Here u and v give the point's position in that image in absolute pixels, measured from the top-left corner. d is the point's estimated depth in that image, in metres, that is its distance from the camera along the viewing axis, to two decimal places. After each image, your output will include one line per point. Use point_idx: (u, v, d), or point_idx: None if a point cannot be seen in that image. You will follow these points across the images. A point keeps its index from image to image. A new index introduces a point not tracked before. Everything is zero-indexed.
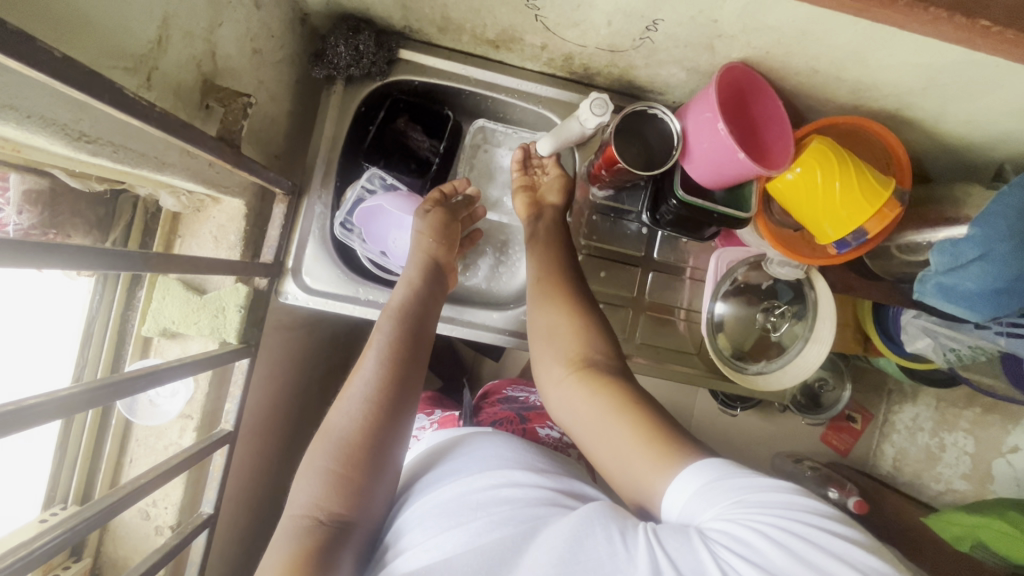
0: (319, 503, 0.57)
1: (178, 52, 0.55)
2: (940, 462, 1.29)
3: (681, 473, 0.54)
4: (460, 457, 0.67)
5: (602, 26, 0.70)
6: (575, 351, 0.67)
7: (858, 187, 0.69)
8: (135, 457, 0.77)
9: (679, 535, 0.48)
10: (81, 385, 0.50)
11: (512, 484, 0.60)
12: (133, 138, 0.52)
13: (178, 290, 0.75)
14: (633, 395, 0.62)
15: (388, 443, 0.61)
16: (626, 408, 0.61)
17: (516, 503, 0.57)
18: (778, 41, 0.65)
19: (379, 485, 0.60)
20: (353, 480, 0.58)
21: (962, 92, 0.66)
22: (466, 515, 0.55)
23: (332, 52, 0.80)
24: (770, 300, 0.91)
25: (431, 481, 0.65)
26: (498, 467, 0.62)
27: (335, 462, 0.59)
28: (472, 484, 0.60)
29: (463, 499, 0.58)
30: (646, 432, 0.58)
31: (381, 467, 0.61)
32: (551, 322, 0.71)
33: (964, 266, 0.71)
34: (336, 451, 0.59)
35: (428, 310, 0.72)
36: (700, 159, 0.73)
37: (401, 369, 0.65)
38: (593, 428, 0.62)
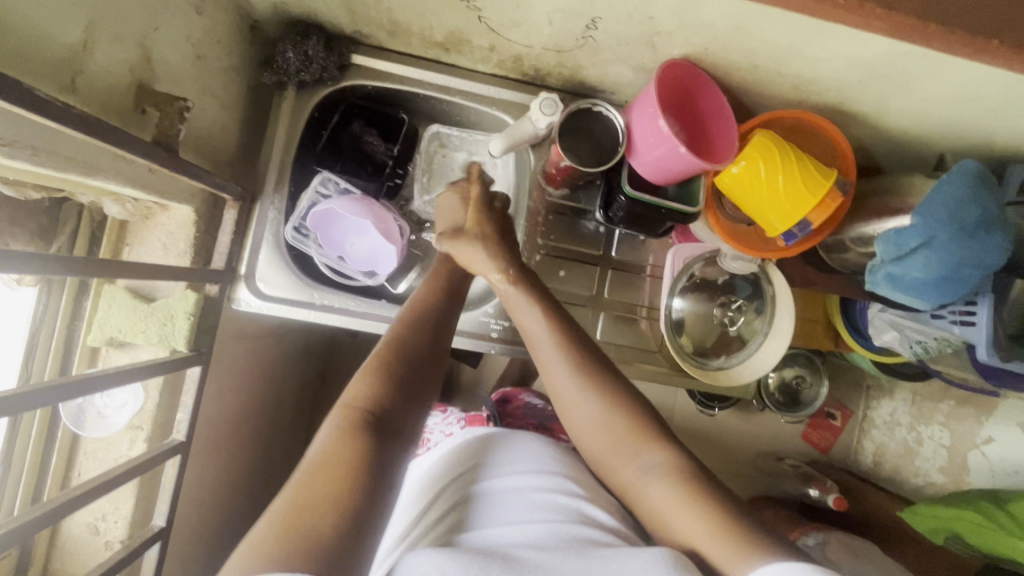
0: (370, 392, 0.61)
1: (106, 56, 0.55)
2: (917, 457, 1.29)
3: (765, 567, 0.51)
4: (514, 456, 0.72)
5: (543, 26, 0.70)
6: (614, 429, 0.66)
7: (800, 179, 0.70)
8: (83, 470, 0.75)
9: None
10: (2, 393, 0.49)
11: (565, 495, 0.65)
12: (58, 142, 0.52)
13: (125, 298, 0.74)
14: (698, 483, 0.60)
15: (431, 357, 0.67)
16: (694, 495, 0.59)
17: (572, 512, 0.62)
18: (715, 37, 0.66)
19: (423, 396, 0.65)
20: (399, 374, 0.63)
21: (896, 83, 0.67)
22: (527, 515, 0.60)
23: (281, 58, 0.80)
24: (727, 295, 0.93)
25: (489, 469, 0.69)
26: (554, 478, 0.67)
27: (390, 360, 0.64)
28: (538, 489, 0.65)
29: (524, 501, 0.62)
30: (715, 523, 0.56)
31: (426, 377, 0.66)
32: (572, 398, 0.68)
33: (910, 255, 0.72)
34: (388, 361, 0.64)
35: (466, 275, 0.78)
36: (646, 156, 0.73)
37: (442, 309, 0.72)
38: (661, 513, 0.61)
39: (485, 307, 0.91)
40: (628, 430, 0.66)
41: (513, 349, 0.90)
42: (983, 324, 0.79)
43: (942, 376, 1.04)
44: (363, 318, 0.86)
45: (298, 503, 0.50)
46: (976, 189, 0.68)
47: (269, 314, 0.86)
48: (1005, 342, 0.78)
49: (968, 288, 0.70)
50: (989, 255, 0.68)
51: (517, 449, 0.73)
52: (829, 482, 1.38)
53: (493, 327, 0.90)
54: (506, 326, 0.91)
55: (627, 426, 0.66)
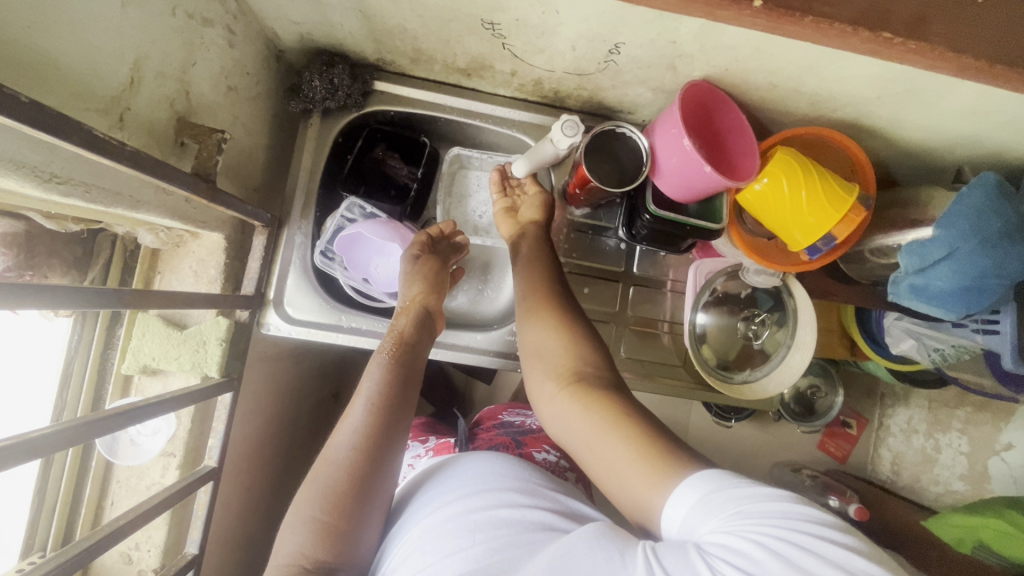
0: (307, 550, 0.57)
1: (150, 92, 0.56)
2: (938, 464, 1.28)
3: (680, 485, 0.53)
4: (453, 477, 0.67)
5: (566, 51, 0.72)
6: (567, 367, 0.68)
7: (823, 194, 0.71)
8: (116, 499, 0.76)
9: (677, 551, 0.48)
10: (61, 425, 0.49)
11: (508, 504, 0.60)
12: (105, 176, 0.53)
13: (159, 326, 0.75)
14: (626, 410, 0.62)
15: (369, 499, 0.60)
16: (621, 423, 0.61)
17: (513, 523, 0.57)
18: (736, 59, 0.67)
19: (364, 527, 0.60)
20: (340, 527, 0.58)
21: (916, 100, 0.69)
22: (465, 540, 0.55)
23: (307, 86, 0.82)
24: (750, 308, 0.93)
25: (419, 510, 0.64)
26: (494, 489, 0.62)
27: (319, 510, 0.58)
28: (476, 506, 0.60)
29: (460, 523, 0.58)
30: (640, 447, 0.58)
31: (368, 507, 0.60)
32: (538, 340, 0.72)
33: (934, 266, 0.73)
34: (323, 501, 0.59)
35: (409, 377, 0.69)
36: (669, 174, 0.74)
37: (383, 434, 0.63)
38: (587, 443, 0.62)
39: (509, 326, 0.92)
40: (569, 351, 0.69)
41: None
42: (1006, 333, 0.79)
43: (959, 383, 1.03)
44: None
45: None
46: (997, 201, 0.69)
47: (296, 337, 0.87)
48: None
49: (991, 298, 0.71)
50: (1011, 264, 0.69)
51: (445, 476, 0.68)
52: (849, 492, 1.34)
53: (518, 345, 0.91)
54: None
55: (569, 347, 0.69)
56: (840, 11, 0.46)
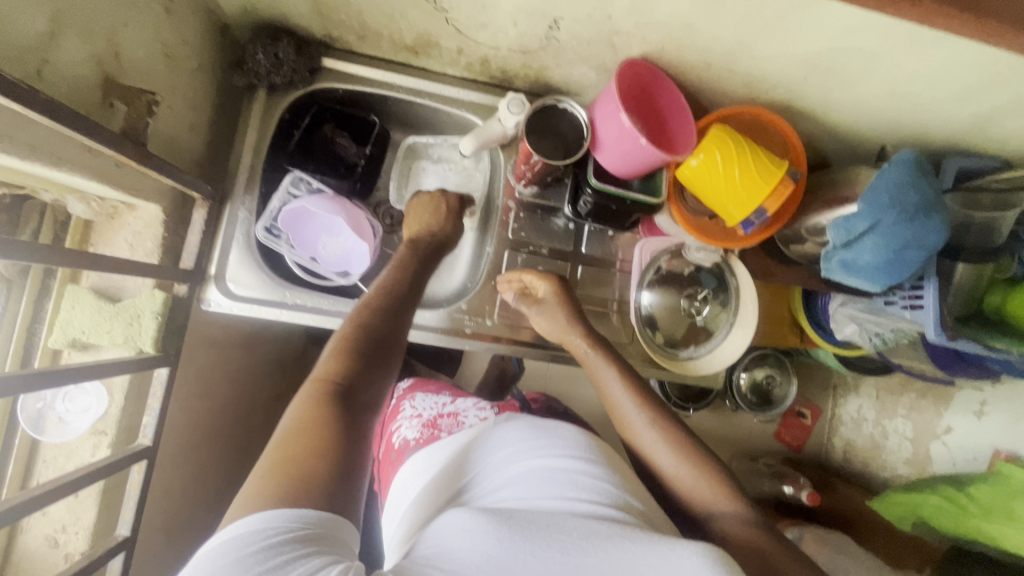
0: (334, 369, 0.60)
1: (72, 47, 0.55)
2: (885, 450, 1.33)
3: None
4: (552, 428, 0.67)
5: (508, 27, 0.74)
6: (694, 486, 0.69)
7: (754, 169, 0.74)
8: (42, 479, 0.72)
9: None
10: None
11: (610, 476, 0.60)
12: (20, 128, 0.51)
13: (89, 298, 0.72)
14: (768, 537, 0.62)
15: (390, 350, 0.65)
16: (762, 549, 0.60)
17: (613, 496, 0.57)
18: (670, 35, 0.70)
19: (386, 367, 0.64)
20: (367, 357, 0.62)
21: (838, 80, 0.72)
22: (569, 496, 0.56)
23: (251, 60, 0.81)
24: (694, 287, 0.96)
25: (513, 451, 0.65)
26: (598, 459, 0.62)
27: (343, 343, 0.63)
28: (581, 468, 0.60)
29: (564, 478, 0.58)
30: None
31: (386, 348, 0.65)
32: (617, 400, 0.76)
33: (859, 239, 0.77)
34: (340, 339, 0.63)
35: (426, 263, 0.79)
36: (610, 150, 0.76)
37: (397, 296, 0.71)
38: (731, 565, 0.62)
39: (459, 304, 0.92)
40: (696, 469, 0.69)
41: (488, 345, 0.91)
42: (929, 307, 0.82)
43: (905, 370, 1.07)
44: (335, 315, 0.85)
45: (284, 467, 0.49)
46: (913, 176, 0.73)
47: (239, 315, 0.85)
48: (951, 323, 0.83)
49: (910, 270, 0.75)
50: (929, 237, 0.72)
51: (537, 425, 0.68)
52: (802, 479, 1.39)
53: (468, 324, 0.91)
54: (481, 322, 0.91)
55: (693, 463, 0.70)
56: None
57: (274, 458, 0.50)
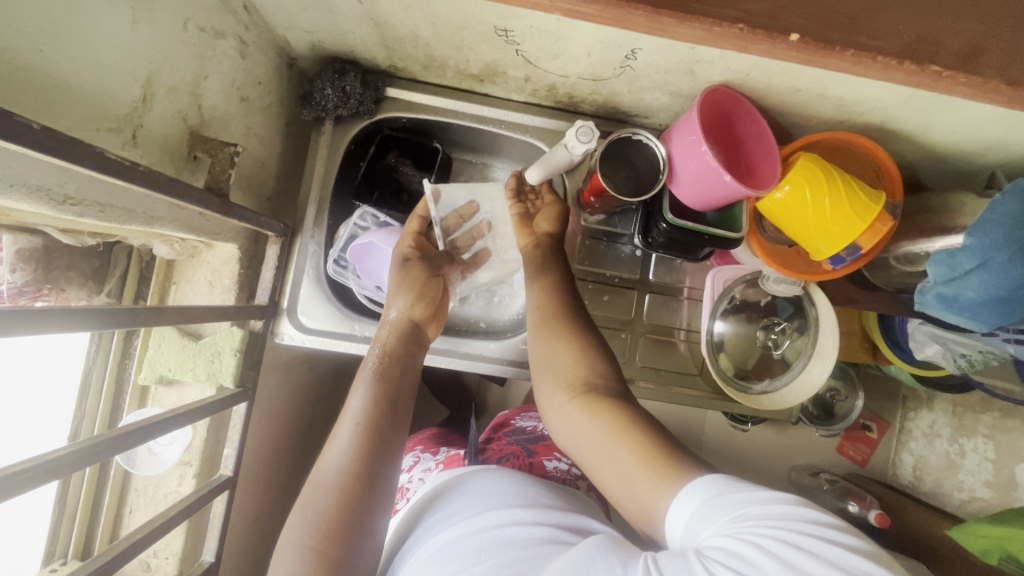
0: None
1: (162, 108, 0.56)
2: (961, 469, 1.23)
3: (680, 491, 0.53)
4: (457, 497, 0.67)
5: (581, 57, 0.70)
6: (578, 378, 0.68)
7: (847, 202, 0.68)
8: (134, 508, 0.76)
9: (678, 559, 0.47)
10: (70, 445, 0.48)
11: (512, 522, 0.59)
12: (119, 196, 0.52)
13: (174, 337, 0.75)
14: (634, 418, 0.63)
15: (364, 534, 0.58)
16: (627, 430, 0.61)
17: (519, 541, 0.57)
18: (758, 63, 0.65)
19: (363, 544, 0.58)
20: (336, 556, 0.56)
21: (949, 103, 0.66)
22: (470, 559, 0.55)
23: (319, 95, 0.82)
24: (769, 317, 0.91)
25: (429, 529, 0.64)
26: (500, 507, 0.62)
27: (312, 538, 0.56)
28: (481, 525, 0.59)
29: (465, 543, 0.57)
30: (648, 451, 0.58)
31: (365, 521, 0.58)
32: (548, 352, 0.72)
33: (964, 275, 0.70)
34: (312, 528, 0.56)
35: (407, 371, 0.70)
36: (686, 183, 0.73)
37: (377, 455, 0.61)
38: (595, 454, 0.63)
39: (523, 335, 0.90)
40: (576, 360, 0.69)
41: None
42: None
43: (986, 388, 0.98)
44: None
45: None
46: None
47: (311, 346, 0.87)
48: None
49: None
50: None
51: (446, 496, 0.68)
52: (869, 497, 1.30)
53: None
54: None
55: (578, 359, 0.70)
56: (882, 43, 0.48)
57: None
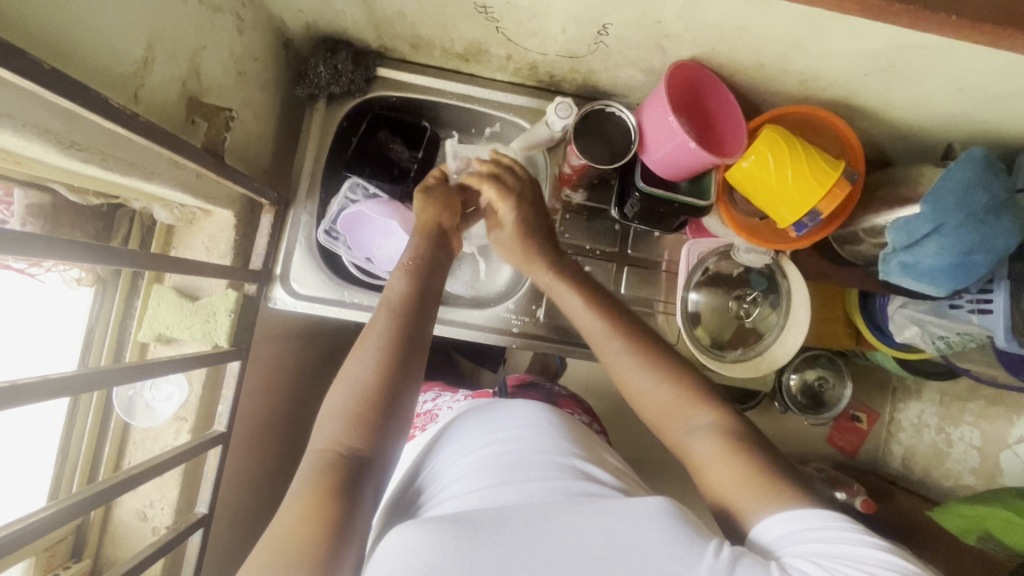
0: (340, 438, 0.57)
1: (163, 71, 0.61)
2: (949, 458, 1.25)
3: (780, 510, 0.51)
4: (503, 411, 0.65)
5: (558, 34, 0.75)
6: (684, 399, 0.64)
7: (808, 169, 0.73)
8: (133, 459, 0.80)
9: (762, 562, 0.45)
10: (85, 371, 0.54)
11: (564, 448, 0.59)
12: (121, 148, 0.57)
13: (172, 297, 0.79)
14: (745, 443, 0.58)
15: (399, 408, 0.60)
16: (734, 453, 0.58)
17: (570, 466, 0.56)
18: (721, 37, 0.69)
19: (399, 419, 0.60)
20: (373, 420, 0.58)
21: (902, 76, 0.69)
22: (522, 475, 0.54)
23: (313, 73, 0.86)
24: (742, 288, 0.94)
25: (472, 435, 0.63)
26: (550, 432, 0.61)
27: (352, 403, 0.58)
28: (534, 445, 0.58)
29: (515, 458, 0.57)
30: (752, 473, 0.55)
31: (402, 393, 0.60)
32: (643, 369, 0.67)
33: (920, 242, 0.74)
34: (354, 395, 0.59)
35: (435, 269, 0.72)
36: (657, 153, 0.77)
37: (410, 335, 0.63)
38: (699, 468, 0.60)
39: (505, 304, 0.94)
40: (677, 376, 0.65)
41: (533, 344, 0.93)
42: (999, 311, 0.80)
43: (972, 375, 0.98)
44: None
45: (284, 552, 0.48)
46: (984, 175, 0.71)
47: (302, 312, 0.91)
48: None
49: (977, 274, 0.71)
50: (998, 240, 0.70)
51: (493, 410, 0.66)
52: (855, 484, 1.30)
53: (514, 323, 0.93)
54: (527, 322, 0.93)
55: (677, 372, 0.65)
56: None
57: (276, 530, 0.51)
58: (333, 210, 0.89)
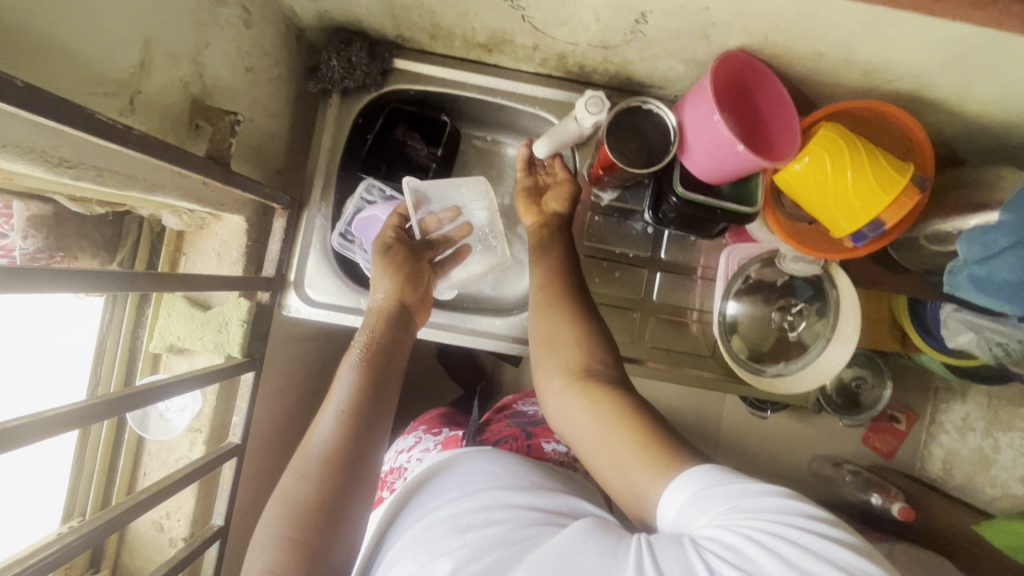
0: (276, 569, 0.53)
1: (162, 75, 0.56)
2: (994, 466, 1.15)
3: (676, 479, 0.52)
4: (452, 475, 0.64)
5: (590, 22, 0.68)
6: (575, 361, 0.67)
7: (871, 175, 0.65)
8: (148, 470, 0.79)
9: (673, 547, 0.46)
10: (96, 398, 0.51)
11: (508, 504, 0.57)
12: (118, 161, 0.53)
13: (183, 306, 0.77)
14: (629, 406, 0.61)
15: (342, 522, 0.57)
16: (622, 419, 0.60)
17: (509, 520, 0.54)
18: (776, 26, 0.61)
19: (342, 534, 0.56)
20: (312, 544, 0.55)
21: (987, 68, 0.61)
22: (456, 539, 0.53)
23: (326, 66, 0.81)
24: (786, 297, 0.88)
25: (421, 505, 0.62)
26: (493, 488, 0.59)
27: (290, 526, 0.55)
28: (473, 506, 0.57)
29: (453, 521, 0.55)
30: (640, 439, 0.58)
31: (347, 508, 0.57)
32: (549, 331, 0.70)
33: (998, 255, 0.65)
34: (290, 515, 0.55)
35: (394, 351, 0.68)
36: (698, 155, 0.70)
37: (357, 439, 0.60)
38: (592, 437, 0.61)
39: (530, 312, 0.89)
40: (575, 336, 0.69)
41: None
42: None
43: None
44: None
45: None
46: None
47: (318, 319, 0.87)
48: None
49: None
50: None
51: (441, 475, 0.65)
52: (894, 490, 1.25)
53: None
54: None
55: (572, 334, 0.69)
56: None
57: None
58: (348, 212, 0.85)
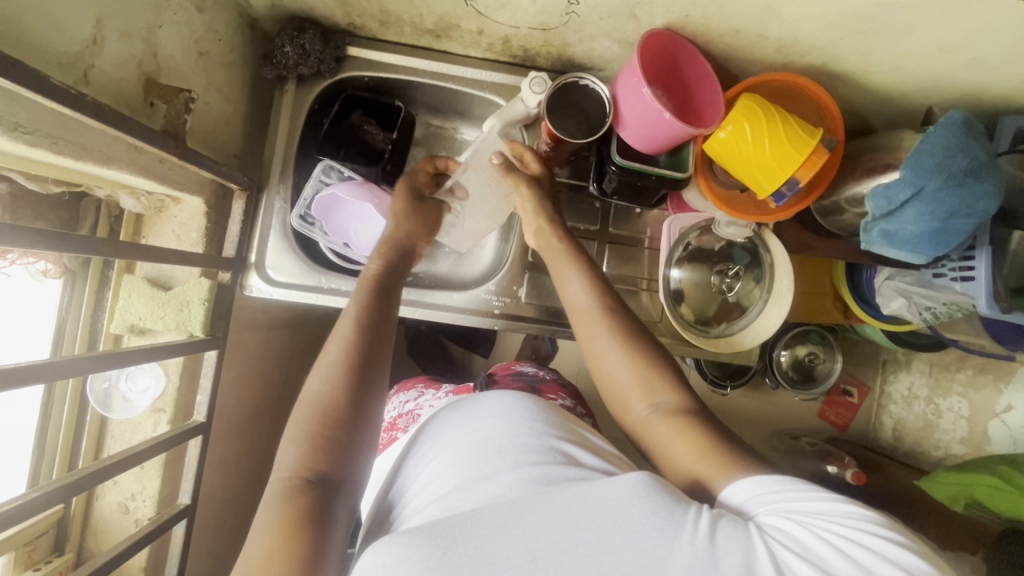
0: (304, 463, 0.53)
1: (115, 50, 0.59)
2: (937, 429, 1.22)
3: (744, 478, 0.51)
4: (476, 402, 0.61)
5: (527, 4, 0.73)
6: (636, 376, 0.62)
7: (786, 138, 0.71)
8: (111, 452, 0.80)
9: (737, 529, 0.44)
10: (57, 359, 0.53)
11: (543, 433, 0.55)
12: (74, 130, 0.55)
13: (143, 287, 0.78)
14: (708, 434, 0.56)
15: (361, 425, 0.57)
16: (689, 431, 0.57)
17: (547, 451, 0.52)
18: (693, 3, 0.67)
19: (361, 439, 0.56)
20: (335, 438, 0.55)
21: (879, 38, 0.68)
22: (494, 466, 0.51)
23: (280, 53, 0.84)
24: (725, 263, 0.93)
25: (447, 428, 0.59)
26: (526, 416, 0.57)
27: (309, 426, 0.55)
28: (507, 431, 0.55)
29: (488, 446, 0.53)
30: (704, 447, 0.55)
31: (365, 410, 0.58)
32: (605, 354, 0.64)
33: (901, 208, 0.73)
34: (310, 414, 0.56)
35: (393, 280, 0.71)
36: (632, 126, 0.75)
37: (367, 350, 0.61)
38: (659, 447, 0.58)
39: (486, 285, 0.93)
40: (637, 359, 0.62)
41: (516, 324, 0.92)
42: (980, 277, 0.75)
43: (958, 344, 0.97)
44: None
45: None
46: (963, 140, 0.69)
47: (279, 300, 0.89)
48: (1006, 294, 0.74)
49: (958, 238, 0.71)
50: (977, 204, 0.69)
51: (465, 402, 0.62)
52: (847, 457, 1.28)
53: (496, 304, 0.92)
54: (508, 302, 0.92)
55: (632, 348, 0.63)
56: None
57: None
58: (306, 194, 0.86)
